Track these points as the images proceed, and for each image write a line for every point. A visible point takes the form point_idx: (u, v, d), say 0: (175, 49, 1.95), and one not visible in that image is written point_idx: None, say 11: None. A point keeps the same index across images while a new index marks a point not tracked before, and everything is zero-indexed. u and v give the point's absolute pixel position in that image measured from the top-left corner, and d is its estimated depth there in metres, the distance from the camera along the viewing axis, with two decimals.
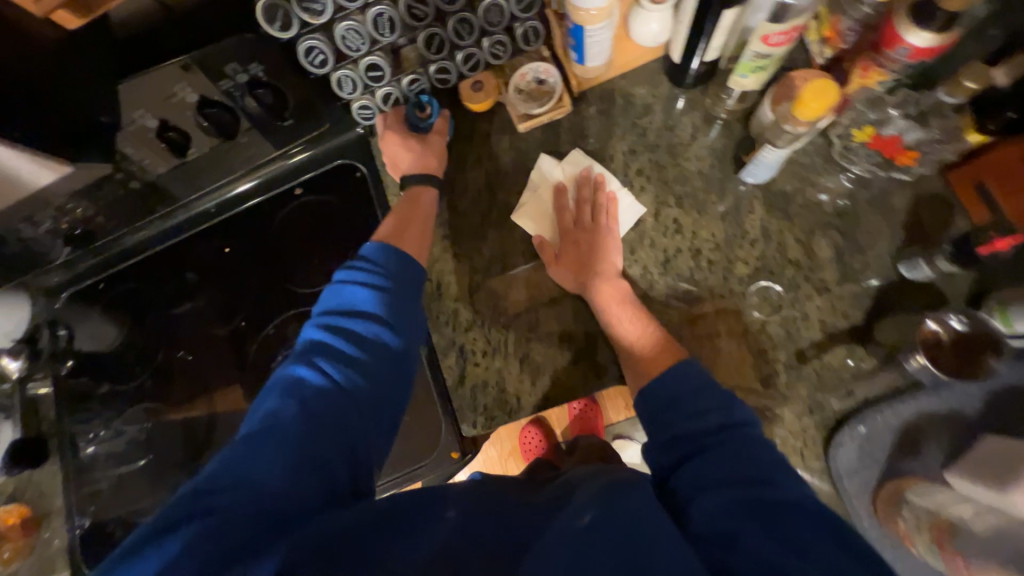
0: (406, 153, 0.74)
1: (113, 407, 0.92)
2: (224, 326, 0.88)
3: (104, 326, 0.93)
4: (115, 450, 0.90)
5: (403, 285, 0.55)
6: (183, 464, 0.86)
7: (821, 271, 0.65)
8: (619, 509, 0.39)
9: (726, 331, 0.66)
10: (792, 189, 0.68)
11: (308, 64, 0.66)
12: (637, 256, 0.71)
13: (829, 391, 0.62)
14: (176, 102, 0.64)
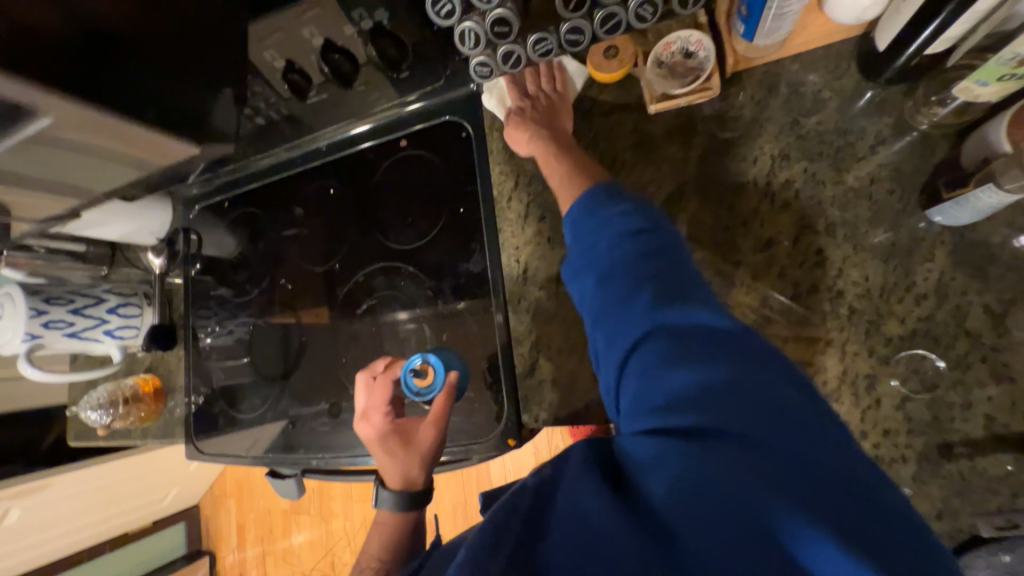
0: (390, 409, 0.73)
1: (225, 313, 1.04)
2: (320, 262, 0.93)
3: (223, 236, 1.04)
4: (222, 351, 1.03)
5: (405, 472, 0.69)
6: (271, 380, 0.96)
7: (1009, 354, 0.51)
8: (592, 482, 0.36)
9: (852, 397, 0.55)
10: (1000, 241, 0.52)
11: (435, 16, 0.64)
12: (759, 284, 0.60)
13: (972, 500, 0.50)
14: (303, 44, 0.66)
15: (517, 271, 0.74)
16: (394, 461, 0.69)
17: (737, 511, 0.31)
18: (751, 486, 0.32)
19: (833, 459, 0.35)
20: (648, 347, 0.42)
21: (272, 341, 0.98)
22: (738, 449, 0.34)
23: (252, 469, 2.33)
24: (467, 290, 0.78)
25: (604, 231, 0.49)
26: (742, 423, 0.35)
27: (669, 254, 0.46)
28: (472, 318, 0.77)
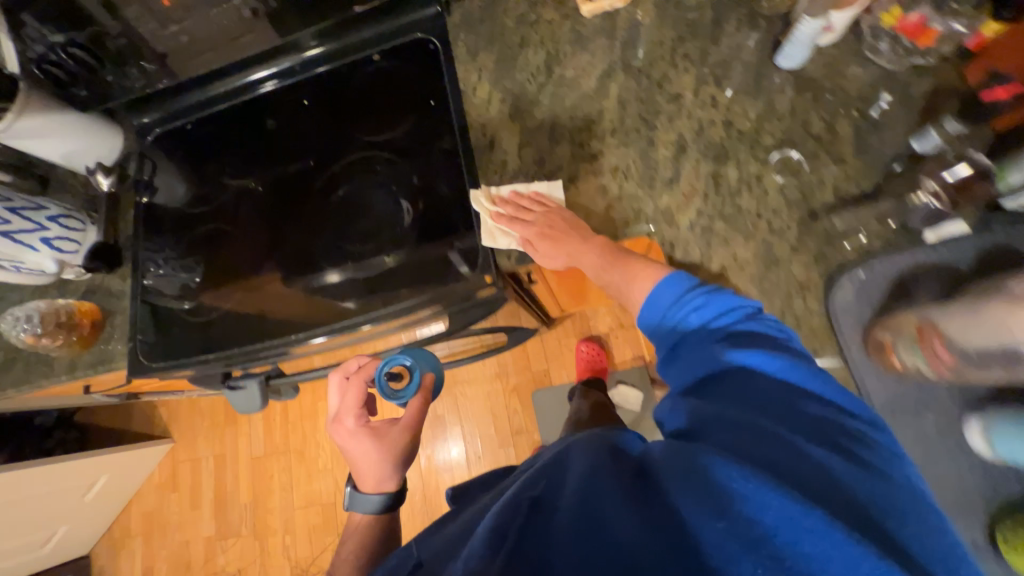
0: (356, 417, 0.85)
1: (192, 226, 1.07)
2: (294, 164, 0.99)
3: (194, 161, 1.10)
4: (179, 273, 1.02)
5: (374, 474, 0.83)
6: (245, 276, 0.99)
7: (839, 145, 0.72)
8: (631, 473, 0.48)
9: (747, 191, 0.74)
10: (822, 76, 0.75)
11: None
12: (674, 125, 0.79)
13: (836, 243, 0.69)
14: None
15: (484, 143, 0.86)
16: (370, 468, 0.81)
17: (749, 519, 0.40)
18: (756, 483, 0.41)
19: (831, 480, 0.44)
20: (690, 387, 0.55)
21: (245, 249, 1.01)
22: (753, 457, 0.44)
23: (167, 498, 2.02)
24: (440, 164, 0.89)
25: (657, 296, 0.62)
26: (765, 441, 0.46)
27: (716, 317, 0.58)
28: (446, 187, 0.88)
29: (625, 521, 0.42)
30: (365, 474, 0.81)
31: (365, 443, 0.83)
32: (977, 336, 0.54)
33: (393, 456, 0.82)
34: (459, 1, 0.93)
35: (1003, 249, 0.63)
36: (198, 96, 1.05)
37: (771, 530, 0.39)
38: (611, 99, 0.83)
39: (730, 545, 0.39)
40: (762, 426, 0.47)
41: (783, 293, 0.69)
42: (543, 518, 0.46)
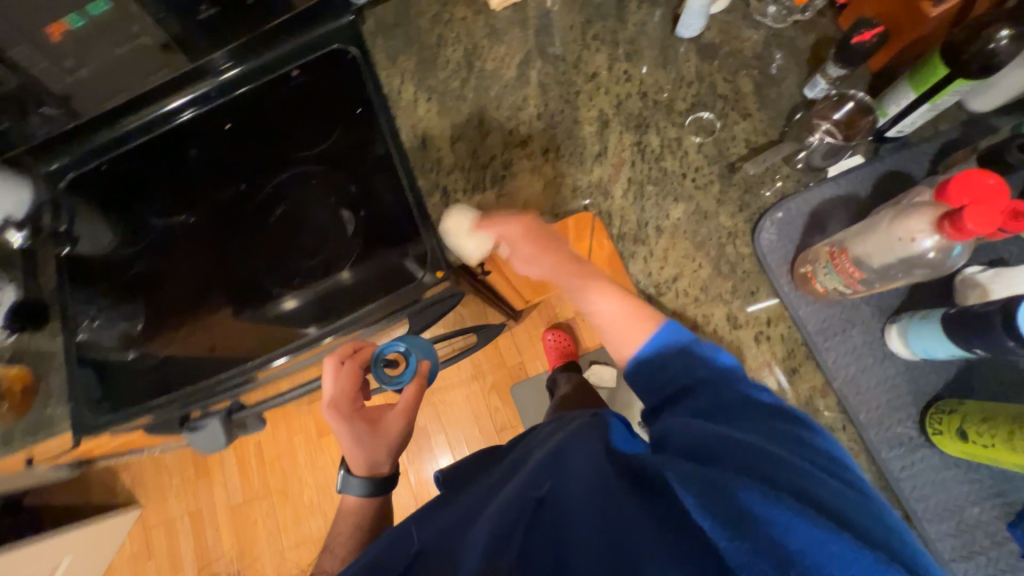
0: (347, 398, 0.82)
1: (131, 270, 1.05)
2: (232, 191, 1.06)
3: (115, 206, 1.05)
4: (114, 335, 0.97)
5: (365, 454, 0.80)
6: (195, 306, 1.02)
7: (744, 101, 0.78)
8: (634, 486, 0.46)
9: (669, 155, 0.78)
10: (719, 41, 0.81)
11: None
12: (594, 102, 0.83)
13: (754, 190, 0.74)
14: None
15: (417, 143, 0.87)
16: (362, 449, 0.80)
17: (766, 534, 0.36)
18: (767, 498, 0.39)
19: (846, 500, 0.40)
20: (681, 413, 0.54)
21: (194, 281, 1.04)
22: (756, 473, 0.42)
23: (144, 568, 1.89)
24: (375, 170, 0.88)
25: (630, 328, 0.64)
26: (763, 460, 0.44)
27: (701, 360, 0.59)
28: (385, 193, 0.88)
29: (638, 526, 0.41)
30: (360, 455, 0.80)
31: (362, 430, 0.81)
32: (876, 247, 0.58)
33: (390, 442, 0.82)
34: (372, 8, 0.94)
35: (895, 173, 0.70)
36: (105, 133, 0.99)
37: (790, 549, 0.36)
38: (532, 86, 0.86)
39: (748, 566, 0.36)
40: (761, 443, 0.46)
41: (714, 244, 0.74)
42: (549, 520, 0.47)
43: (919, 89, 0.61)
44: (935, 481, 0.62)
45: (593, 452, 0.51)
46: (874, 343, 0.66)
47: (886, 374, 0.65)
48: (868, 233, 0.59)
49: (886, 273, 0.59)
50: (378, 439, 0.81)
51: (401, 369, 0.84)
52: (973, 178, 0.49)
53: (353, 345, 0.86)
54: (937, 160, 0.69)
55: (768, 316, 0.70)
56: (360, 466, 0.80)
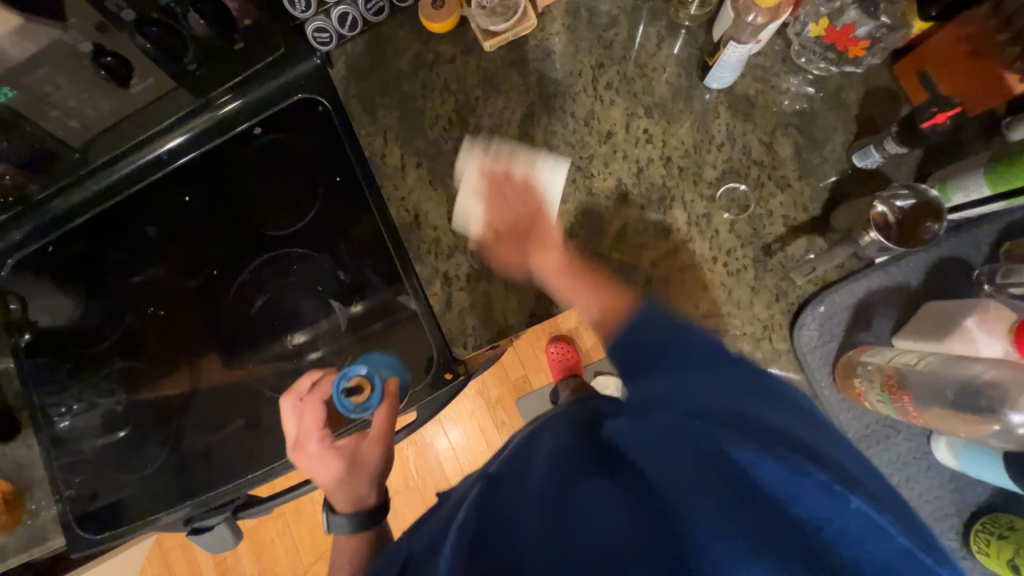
0: (314, 431, 0.68)
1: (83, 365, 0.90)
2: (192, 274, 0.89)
3: (54, 293, 0.89)
4: (92, 424, 0.89)
5: (344, 485, 0.67)
6: (153, 419, 0.86)
7: (782, 169, 0.68)
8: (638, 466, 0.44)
9: (697, 234, 0.69)
10: (755, 92, 0.70)
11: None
12: (610, 169, 0.72)
13: (793, 277, 0.67)
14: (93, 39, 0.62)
15: (409, 219, 0.76)
16: (339, 483, 0.67)
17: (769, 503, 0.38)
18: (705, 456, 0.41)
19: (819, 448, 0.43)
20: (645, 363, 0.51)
21: (163, 377, 0.89)
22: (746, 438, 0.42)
23: None
24: (369, 252, 0.78)
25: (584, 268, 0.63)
26: (721, 410, 0.45)
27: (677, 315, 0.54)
28: (380, 278, 0.78)
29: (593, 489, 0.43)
30: (339, 492, 0.67)
31: (338, 465, 0.67)
32: (941, 390, 0.54)
33: (369, 473, 0.66)
34: (341, 49, 0.79)
35: (949, 260, 0.63)
36: (39, 214, 0.84)
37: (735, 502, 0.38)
38: (538, 148, 0.74)
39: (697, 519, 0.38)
40: (721, 393, 0.46)
41: (749, 340, 0.67)
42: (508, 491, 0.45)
43: (997, 188, 0.56)
44: None
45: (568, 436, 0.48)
46: (918, 450, 0.62)
47: (928, 482, 0.62)
48: (930, 369, 0.55)
49: (951, 416, 0.54)
50: (355, 471, 0.67)
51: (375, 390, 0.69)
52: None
53: (312, 377, 0.72)
54: (997, 245, 0.62)
55: None
56: (343, 500, 0.67)
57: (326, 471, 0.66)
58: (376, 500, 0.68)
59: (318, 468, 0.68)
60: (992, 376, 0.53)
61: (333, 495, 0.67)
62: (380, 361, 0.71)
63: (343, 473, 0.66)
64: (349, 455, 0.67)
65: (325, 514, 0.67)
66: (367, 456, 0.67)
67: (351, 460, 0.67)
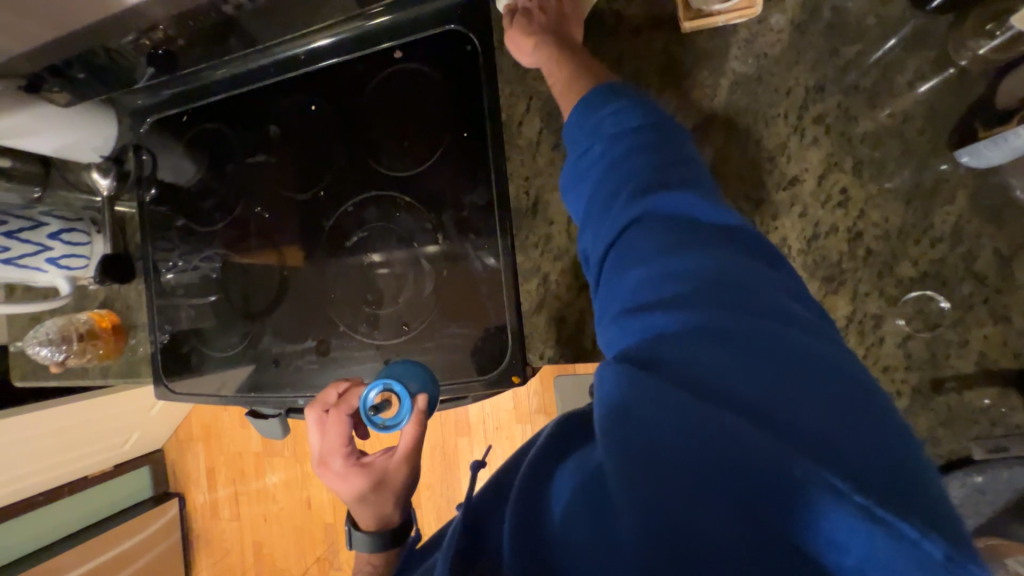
0: (341, 444, 0.69)
1: (183, 233, 0.95)
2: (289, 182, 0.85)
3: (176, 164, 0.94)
4: (189, 283, 0.94)
5: (374, 508, 0.67)
6: (234, 306, 0.90)
7: (1009, 297, 0.53)
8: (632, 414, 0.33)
9: (854, 335, 0.57)
10: (1018, 186, 0.52)
11: None
12: (778, 222, 0.59)
13: (956, 429, 0.54)
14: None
15: (527, 203, 0.70)
16: (365, 504, 0.67)
17: (786, 412, 0.31)
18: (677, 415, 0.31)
19: (805, 334, 0.36)
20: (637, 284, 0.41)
21: (247, 279, 0.89)
22: (735, 340, 0.34)
23: (220, 415, 2.10)
24: (471, 222, 0.72)
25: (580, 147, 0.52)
26: (717, 357, 0.34)
27: (671, 176, 0.44)
28: (476, 254, 0.72)
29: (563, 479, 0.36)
30: (363, 510, 0.67)
31: (362, 481, 0.67)
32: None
33: (395, 493, 0.67)
34: None
35: None
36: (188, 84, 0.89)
37: (723, 490, 0.29)
38: None
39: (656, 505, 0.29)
40: (706, 272, 0.38)
41: None
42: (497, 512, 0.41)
43: None
44: None
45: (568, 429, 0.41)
46: None
47: None
48: None
49: None
50: (379, 492, 0.67)
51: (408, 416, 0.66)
52: None
53: (338, 389, 0.73)
54: None
55: None
56: (369, 518, 0.67)
57: (351, 488, 0.67)
58: (402, 519, 0.68)
59: (343, 487, 0.68)
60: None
61: (360, 521, 0.67)
62: (410, 376, 0.70)
63: (371, 498, 0.67)
64: (375, 475, 0.67)
65: (349, 531, 0.67)
66: (392, 475, 0.67)
67: (374, 484, 0.67)
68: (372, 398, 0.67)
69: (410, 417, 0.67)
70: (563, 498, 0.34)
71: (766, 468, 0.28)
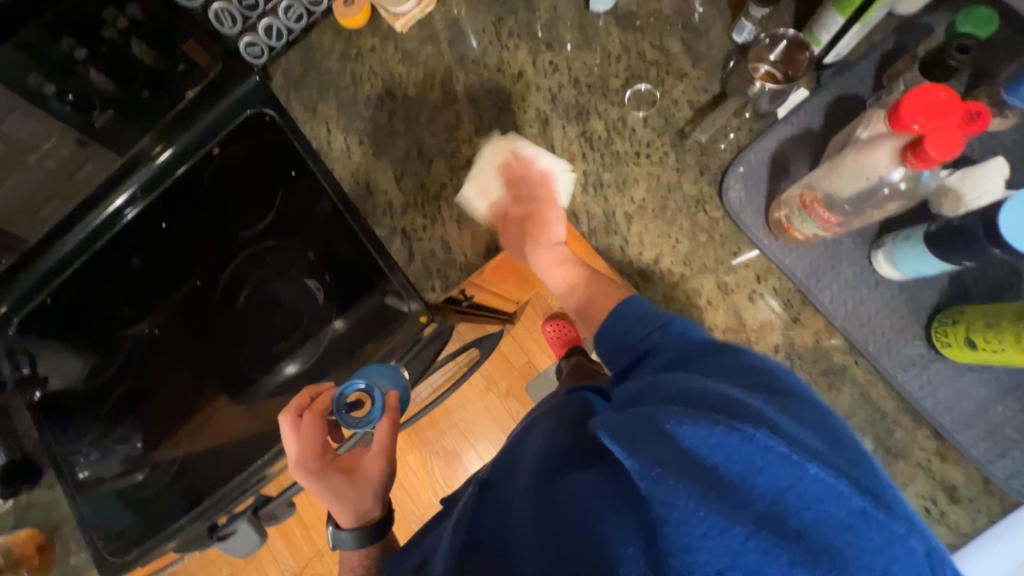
0: (314, 453, 0.71)
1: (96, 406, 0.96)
2: (178, 289, 0.97)
3: (56, 355, 0.94)
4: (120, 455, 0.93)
5: (353, 503, 0.72)
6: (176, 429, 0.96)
7: (677, 62, 0.75)
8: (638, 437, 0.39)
9: (617, 137, 0.76)
10: (635, 7, 0.78)
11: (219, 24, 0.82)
12: (528, 102, 0.80)
13: (710, 152, 0.72)
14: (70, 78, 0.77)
15: (362, 190, 0.84)
16: (345, 503, 0.71)
17: (754, 420, 0.38)
18: (725, 431, 0.35)
19: (769, 385, 0.46)
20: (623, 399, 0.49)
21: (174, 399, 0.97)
22: (714, 401, 0.42)
23: None
24: (326, 230, 0.86)
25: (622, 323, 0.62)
26: (709, 394, 0.43)
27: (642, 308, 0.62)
28: (343, 249, 0.86)
29: (586, 492, 0.43)
30: (343, 510, 0.72)
31: (338, 484, 0.71)
32: (848, 187, 0.57)
33: (374, 488, 0.72)
34: (275, 64, 0.89)
35: (845, 98, 0.68)
36: (32, 271, 0.91)
37: (717, 493, 0.34)
38: (461, 102, 0.82)
39: (686, 494, 0.34)
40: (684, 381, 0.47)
41: (685, 216, 0.72)
42: (501, 501, 0.51)
43: (846, 14, 0.61)
44: (956, 391, 0.62)
45: (547, 429, 0.56)
46: (864, 272, 0.65)
47: (881, 298, 0.64)
48: (830, 173, 0.59)
49: (859, 203, 0.59)
50: (357, 488, 0.72)
51: (376, 405, 0.71)
52: (926, 92, 0.50)
53: (309, 396, 0.76)
54: (881, 73, 0.67)
55: (756, 272, 0.69)
56: (348, 516, 0.72)
57: (330, 493, 0.71)
58: (379, 513, 0.74)
59: (321, 494, 0.71)
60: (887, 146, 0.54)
61: (339, 517, 0.72)
62: (376, 372, 0.74)
63: (349, 496, 0.71)
64: (354, 474, 0.72)
65: (331, 530, 0.72)
66: (368, 471, 0.73)
67: (354, 478, 0.72)
68: (345, 392, 0.71)
69: (379, 400, 0.72)
70: (579, 506, 0.42)
71: (745, 482, 0.34)
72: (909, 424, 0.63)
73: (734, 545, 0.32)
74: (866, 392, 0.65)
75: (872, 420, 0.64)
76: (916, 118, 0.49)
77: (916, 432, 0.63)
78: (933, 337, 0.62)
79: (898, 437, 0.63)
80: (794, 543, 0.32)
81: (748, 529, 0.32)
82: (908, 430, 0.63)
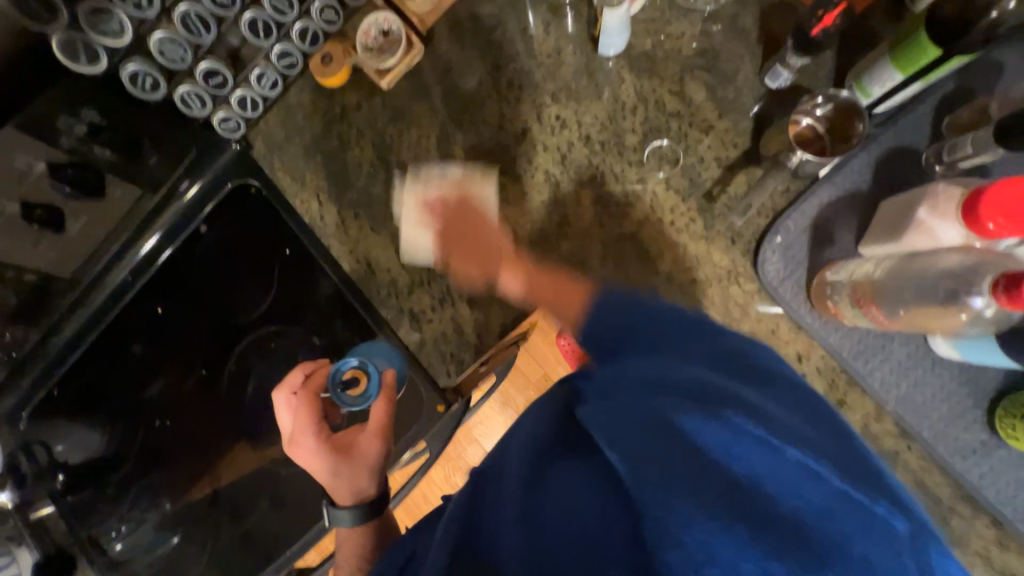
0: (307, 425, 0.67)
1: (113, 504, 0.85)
2: (189, 375, 0.87)
3: (65, 434, 0.84)
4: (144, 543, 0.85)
5: (347, 476, 0.65)
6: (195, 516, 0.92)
7: (700, 112, 0.67)
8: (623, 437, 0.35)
9: (636, 202, 0.68)
10: (649, 47, 0.69)
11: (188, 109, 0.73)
12: (535, 163, 0.72)
13: (741, 217, 0.65)
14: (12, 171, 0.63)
15: (363, 269, 0.78)
16: (340, 478, 0.64)
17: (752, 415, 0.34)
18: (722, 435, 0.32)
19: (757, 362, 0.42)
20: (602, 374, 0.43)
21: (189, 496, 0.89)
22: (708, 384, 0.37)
23: None
24: (331, 311, 0.81)
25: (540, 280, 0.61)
26: (704, 379, 0.38)
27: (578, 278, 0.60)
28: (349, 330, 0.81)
29: (571, 478, 0.35)
30: (340, 488, 0.64)
31: (331, 460, 0.65)
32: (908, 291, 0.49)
33: (371, 466, 0.65)
34: (254, 130, 0.81)
35: (896, 152, 0.60)
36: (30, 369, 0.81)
37: (718, 502, 0.29)
38: (461, 166, 0.75)
39: (684, 504, 0.29)
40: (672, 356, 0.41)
41: (717, 291, 0.66)
42: (488, 487, 0.40)
43: (907, 71, 0.52)
44: (1019, 479, 0.57)
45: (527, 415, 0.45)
46: (917, 352, 0.59)
47: (937, 379, 0.59)
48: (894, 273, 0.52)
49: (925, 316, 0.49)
50: (354, 461, 0.65)
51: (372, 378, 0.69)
52: (1017, 187, 0.43)
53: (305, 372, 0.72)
54: (939, 122, 0.59)
55: (797, 351, 0.64)
56: (346, 494, 0.64)
57: (322, 469, 0.65)
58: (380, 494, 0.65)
59: (315, 470, 0.65)
60: (962, 263, 0.47)
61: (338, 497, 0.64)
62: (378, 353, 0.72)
63: (344, 470, 0.64)
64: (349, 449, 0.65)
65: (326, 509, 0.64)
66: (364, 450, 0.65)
67: (351, 450, 0.65)
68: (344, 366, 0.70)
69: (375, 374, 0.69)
70: (563, 496, 0.35)
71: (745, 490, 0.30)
72: (966, 511, 0.60)
73: (714, 539, 0.27)
74: (920, 478, 0.61)
75: (927, 508, 0.60)
76: (993, 214, 0.44)
77: (972, 519, 0.60)
78: (996, 425, 0.57)
79: (954, 525, 0.60)
80: (795, 545, 0.28)
81: (749, 532, 0.28)
82: (964, 517, 0.60)
